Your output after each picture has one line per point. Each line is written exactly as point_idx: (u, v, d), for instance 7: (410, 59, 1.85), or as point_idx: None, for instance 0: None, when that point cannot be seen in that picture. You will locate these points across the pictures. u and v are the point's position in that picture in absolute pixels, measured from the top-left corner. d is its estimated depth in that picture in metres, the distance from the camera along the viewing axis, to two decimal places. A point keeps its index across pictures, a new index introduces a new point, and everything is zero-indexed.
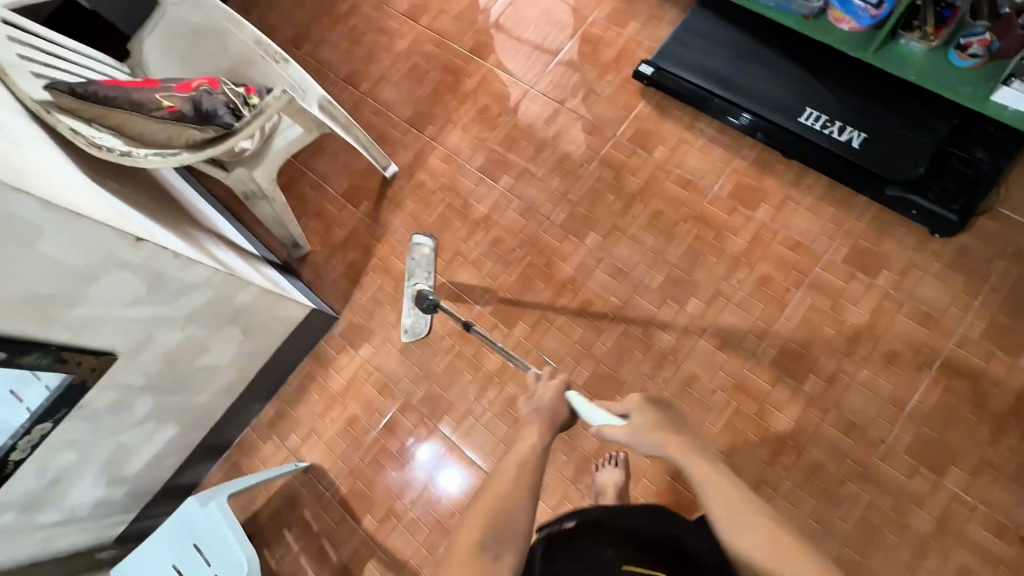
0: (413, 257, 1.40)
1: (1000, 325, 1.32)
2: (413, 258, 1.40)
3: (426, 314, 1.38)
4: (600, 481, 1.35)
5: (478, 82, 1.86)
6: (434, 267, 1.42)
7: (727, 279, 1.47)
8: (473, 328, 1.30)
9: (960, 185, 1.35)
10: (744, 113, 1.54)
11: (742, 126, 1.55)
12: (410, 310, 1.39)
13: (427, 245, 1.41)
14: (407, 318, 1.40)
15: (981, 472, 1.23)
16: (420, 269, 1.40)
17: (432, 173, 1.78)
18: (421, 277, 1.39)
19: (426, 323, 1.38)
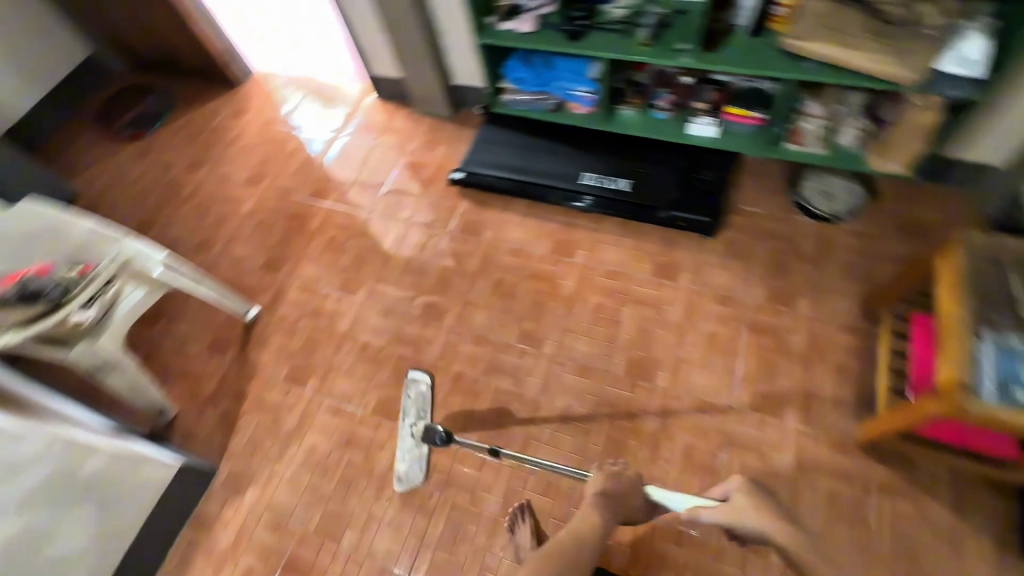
0: (409, 396, 1.45)
1: (777, 286, 1.64)
2: (410, 395, 1.45)
3: (425, 455, 1.43)
4: (517, 539, 1.33)
5: (322, 219, 2.10)
6: (431, 405, 1.45)
7: (570, 315, 1.69)
8: (503, 453, 1.29)
9: (706, 196, 1.75)
10: (585, 197, 1.85)
11: (587, 207, 1.85)
12: (406, 455, 1.44)
13: (428, 382, 1.47)
14: (402, 462, 1.45)
15: (810, 404, 1.45)
16: (416, 407, 1.45)
17: (292, 305, 1.90)
18: (416, 414, 1.43)
19: (421, 468, 1.42)
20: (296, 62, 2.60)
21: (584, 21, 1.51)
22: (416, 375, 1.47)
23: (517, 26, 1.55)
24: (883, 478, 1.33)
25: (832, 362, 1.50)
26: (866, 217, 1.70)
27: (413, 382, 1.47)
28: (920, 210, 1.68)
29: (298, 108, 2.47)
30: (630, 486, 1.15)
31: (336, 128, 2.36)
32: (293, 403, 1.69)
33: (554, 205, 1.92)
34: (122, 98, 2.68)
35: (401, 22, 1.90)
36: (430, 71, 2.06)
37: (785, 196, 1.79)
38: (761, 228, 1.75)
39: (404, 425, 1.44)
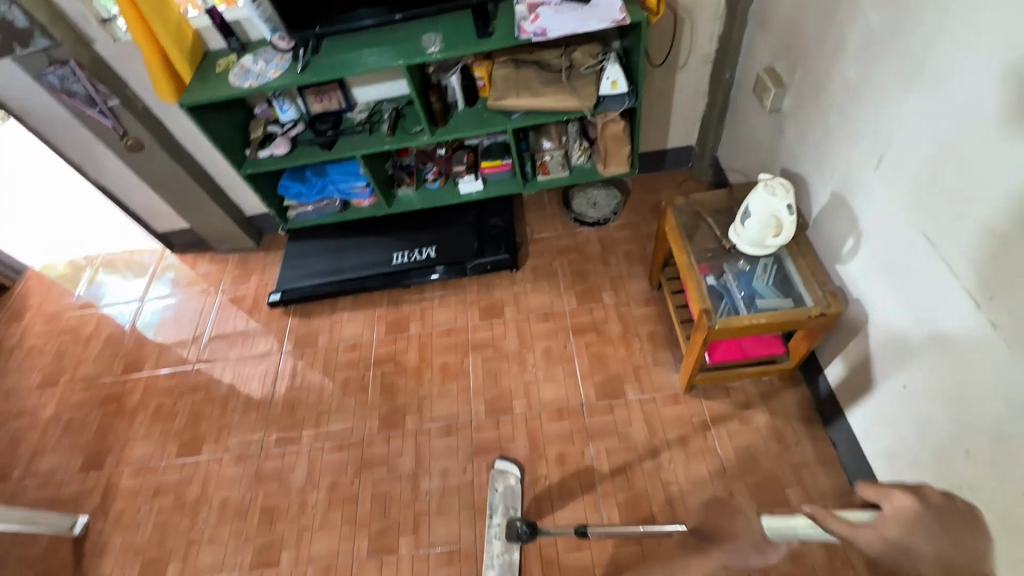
0: (497, 489, 1.48)
1: (583, 289, 1.88)
2: (497, 489, 1.48)
3: (515, 560, 1.37)
4: None
5: (142, 391, 1.94)
6: (518, 500, 1.46)
7: (421, 384, 1.75)
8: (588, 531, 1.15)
9: (502, 237, 1.98)
10: (437, 268, 1.95)
11: (443, 277, 1.95)
12: (497, 558, 1.38)
13: (514, 476, 1.49)
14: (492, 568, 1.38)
15: (639, 374, 1.65)
16: (506, 501, 1.46)
17: (128, 495, 1.69)
18: (505, 509, 1.44)
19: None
20: (75, 245, 2.45)
21: (332, 131, 1.70)
22: (504, 467, 1.51)
23: (273, 149, 1.68)
24: (712, 409, 1.55)
25: (643, 334, 1.73)
26: (628, 211, 2.05)
27: (501, 474, 1.50)
28: (662, 193, 2.07)
29: (90, 288, 2.29)
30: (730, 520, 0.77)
31: (137, 295, 2.22)
32: None
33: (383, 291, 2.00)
34: None
35: (167, 176, 1.92)
36: (216, 212, 2.08)
37: (564, 216, 2.09)
38: (554, 248, 2.01)
39: (490, 522, 1.43)
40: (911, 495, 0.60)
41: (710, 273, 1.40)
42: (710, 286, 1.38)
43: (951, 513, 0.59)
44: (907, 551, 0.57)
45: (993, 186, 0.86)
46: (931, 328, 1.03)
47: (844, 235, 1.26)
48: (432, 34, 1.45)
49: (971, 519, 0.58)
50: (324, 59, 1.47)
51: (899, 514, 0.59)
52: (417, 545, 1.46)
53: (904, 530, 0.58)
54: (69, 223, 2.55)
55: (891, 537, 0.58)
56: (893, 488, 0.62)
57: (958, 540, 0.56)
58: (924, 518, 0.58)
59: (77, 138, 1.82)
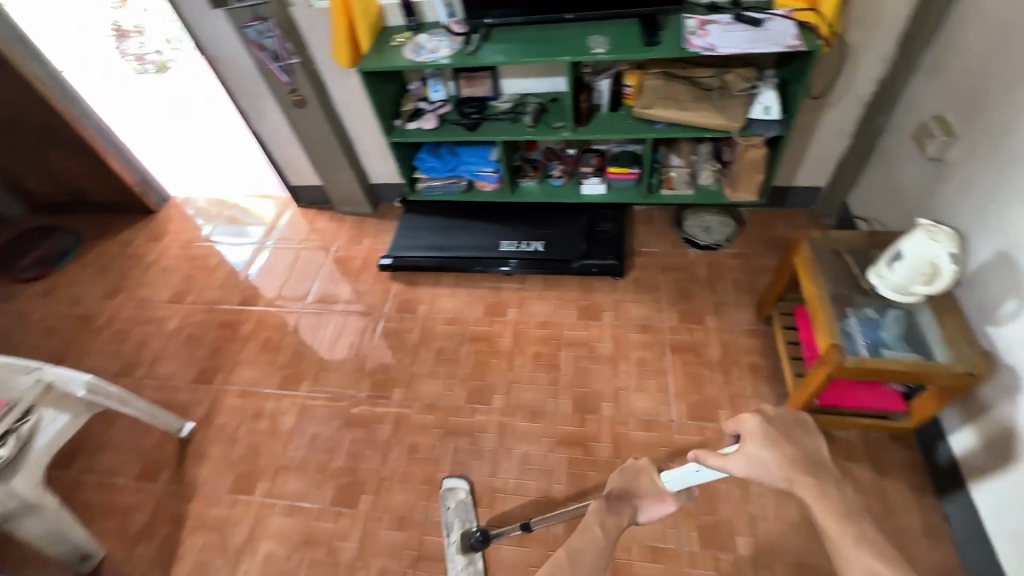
0: (450, 506, 1.50)
1: (685, 309, 1.87)
2: (451, 506, 1.50)
3: (480, 569, 1.39)
4: None
5: (255, 323, 2.10)
6: (472, 515, 1.48)
7: (512, 368, 1.80)
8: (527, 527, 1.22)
9: (611, 244, 2.00)
10: (510, 260, 2.03)
11: (512, 270, 2.03)
12: (465, 568, 1.40)
13: (466, 494, 1.51)
14: None
15: (735, 403, 1.61)
16: (460, 515, 1.47)
17: (231, 411, 1.84)
18: (462, 522, 1.46)
19: None
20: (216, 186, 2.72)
21: (478, 115, 1.80)
22: (454, 485, 1.53)
23: (422, 123, 1.80)
24: None
25: (744, 364, 1.70)
26: (742, 241, 2.02)
27: (452, 493, 1.52)
28: (780, 230, 2.03)
29: (219, 229, 2.52)
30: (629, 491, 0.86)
31: (261, 239, 2.43)
32: (240, 513, 1.60)
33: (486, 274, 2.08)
34: (23, 242, 2.60)
35: (318, 134, 2.10)
36: (349, 175, 2.25)
37: (674, 235, 2.09)
38: (660, 264, 2.01)
39: (450, 539, 1.44)
40: (755, 414, 0.79)
41: (838, 313, 1.34)
42: (839, 325, 1.31)
43: (787, 421, 0.79)
44: (765, 461, 0.75)
45: None
46: None
47: (1002, 297, 1.19)
48: (599, 37, 1.52)
49: (802, 423, 0.79)
50: (492, 46, 1.58)
51: (752, 431, 0.77)
52: (490, 518, 1.48)
53: (760, 443, 0.76)
54: (213, 164, 2.82)
55: (752, 452, 0.76)
56: (744, 415, 0.80)
57: (793, 439, 0.77)
58: (768, 429, 0.77)
59: (252, 88, 2.04)
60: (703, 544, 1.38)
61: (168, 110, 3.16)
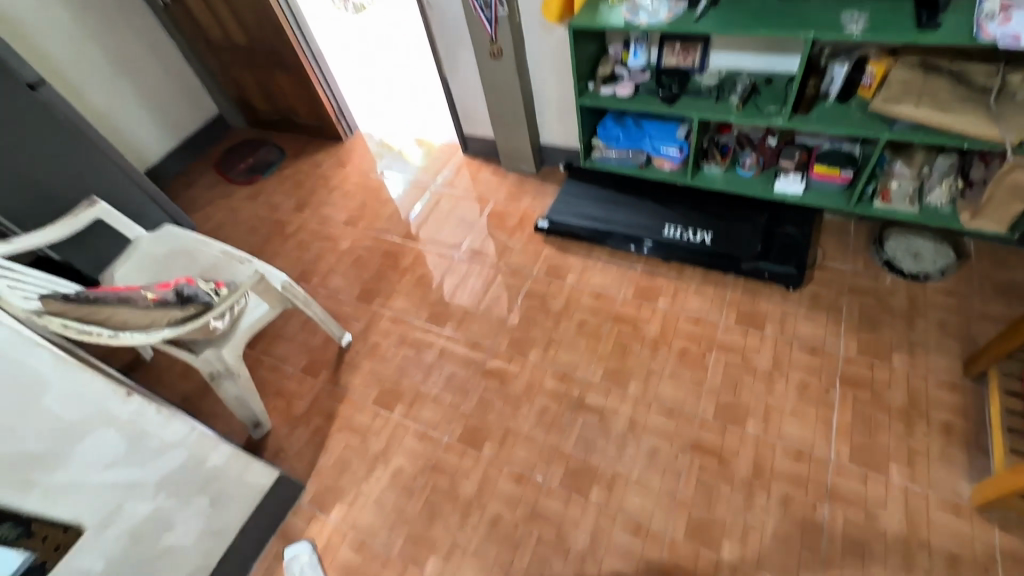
0: (292, 574, 1.47)
1: (868, 340, 1.63)
2: (293, 573, 1.48)
3: None
4: None
5: (413, 258, 2.26)
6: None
7: (654, 357, 1.73)
8: None
9: (791, 250, 1.80)
10: (645, 242, 1.96)
11: (643, 251, 1.97)
12: None
13: (310, 557, 1.50)
14: None
15: (915, 461, 1.39)
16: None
17: (384, 333, 2.02)
18: None
19: None
20: (397, 124, 2.91)
21: (677, 88, 1.68)
22: (293, 551, 1.51)
23: (616, 89, 1.74)
24: (1009, 547, 1.23)
25: (935, 420, 1.45)
26: (961, 277, 1.70)
27: (294, 560, 1.49)
28: (1017, 274, 1.67)
29: (392, 166, 2.71)
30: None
31: (428, 180, 2.57)
32: (380, 425, 1.76)
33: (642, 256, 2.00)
34: (240, 150, 3.05)
35: (504, 88, 2.14)
36: (523, 132, 2.27)
37: (870, 255, 1.82)
38: (846, 284, 1.77)
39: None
40: None
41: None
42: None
43: None
44: None
45: None
46: None
47: None
48: (855, 13, 1.31)
49: None
50: (722, 13, 1.44)
51: None
52: (608, 501, 1.47)
53: None
54: (398, 102, 2.99)
55: None
56: None
57: None
58: None
59: (454, 35, 2.12)
60: None
61: (356, 36, 3.32)
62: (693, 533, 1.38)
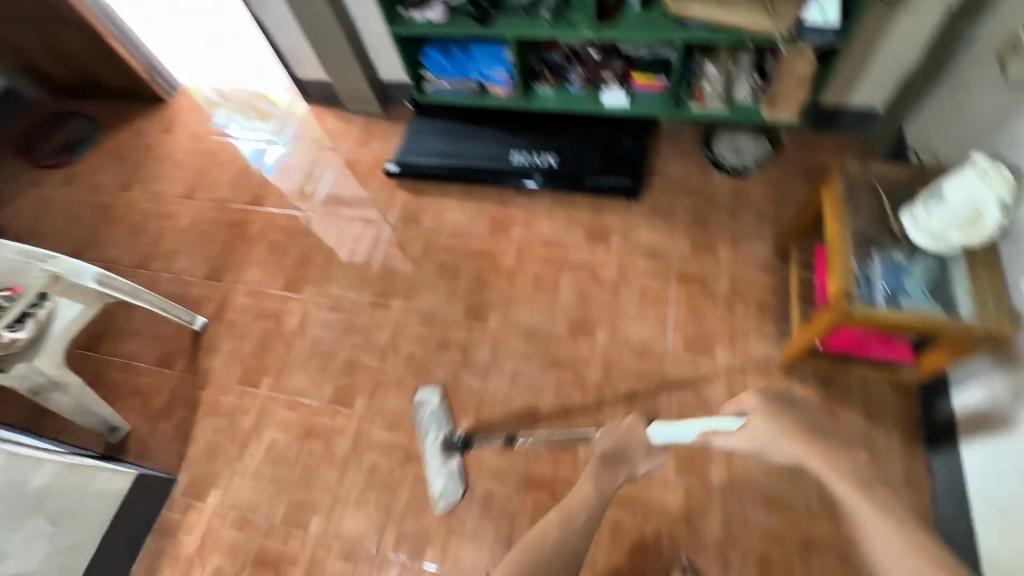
0: (423, 415, 1.58)
1: (699, 238, 1.76)
2: (423, 415, 1.58)
3: (456, 470, 1.48)
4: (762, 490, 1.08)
5: (262, 224, 2.11)
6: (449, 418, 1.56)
7: (511, 287, 1.77)
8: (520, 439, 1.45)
9: (628, 161, 1.86)
10: (535, 175, 1.91)
11: (540, 185, 1.91)
12: (439, 472, 1.48)
13: (437, 399, 1.60)
14: (436, 481, 1.49)
15: (736, 340, 1.56)
16: (426, 420, 1.57)
17: (240, 309, 1.91)
18: (437, 427, 1.54)
19: (457, 482, 1.47)
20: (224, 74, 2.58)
21: (491, 5, 1.59)
22: (425, 392, 1.61)
23: (428, 14, 1.61)
24: (806, 397, 1.45)
25: (751, 300, 1.62)
26: (776, 166, 1.84)
27: (427, 398, 1.60)
28: (820, 157, 1.83)
29: (231, 123, 2.43)
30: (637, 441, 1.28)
31: (270, 135, 2.35)
32: (248, 404, 1.71)
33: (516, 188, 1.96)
34: (44, 127, 2.59)
35: (321, 22, 1.94)
36: (356, 70, 2.10)
37: (701, 155, 1.91)
38: (680, 187, 1.87)
39: (430, 437, 1.54)
40: None
41: (855, 258, 1.21)
42: (853, 272, 1.19)
43: None
44: None
45: None
46: None
47: None
48: None
49: None
50: None
51: None
52: (476, 429, 1.55)
53: None
54: (220, 50, 2.66)
55: None
56: None
57: None
58: None
59: None
60: (678, 472, 1.41)
61: None
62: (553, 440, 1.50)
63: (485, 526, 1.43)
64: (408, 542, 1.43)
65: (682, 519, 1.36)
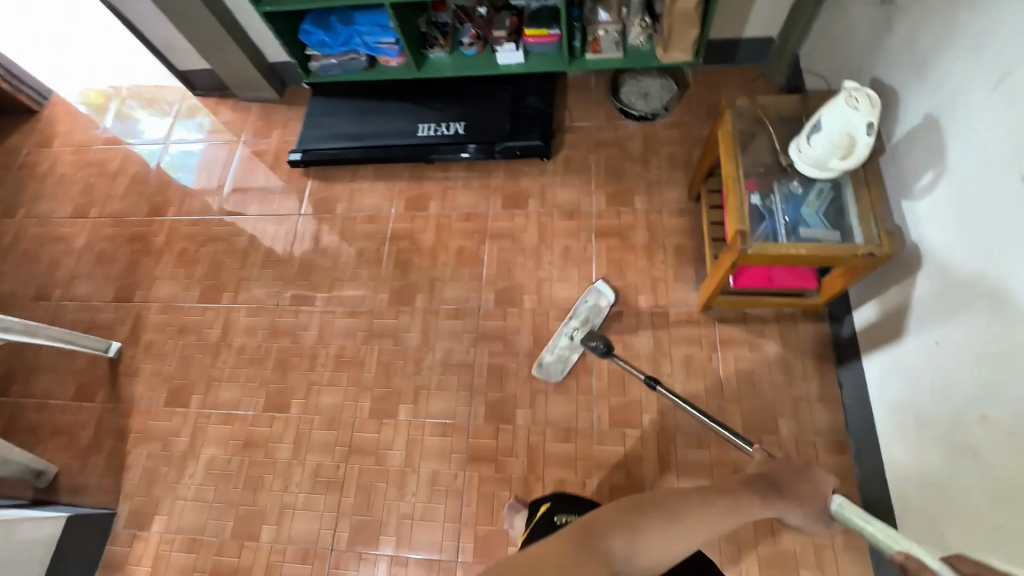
0: (587, 300, 1.57)
1: (614, 190, 1.75)
2: (587, 301, 1.57)
3: (569, 360, 1.52)
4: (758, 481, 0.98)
5: (166, 234, 1.97)
6: (602, 318, 1.56)
7: (434, 266, 1.74)
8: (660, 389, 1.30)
9: (537, 120, 1.80)
10: (469, 145, 1.81)
11: (476, 155, 1.81)
12: (557, 350, 1.53)
13: (609, 301, 1.57)
14: (549, 353, 1.54)
15: (657, 288, 1.59)
16: (582, 306, 1.57)
17: (155, 328, 1.81)
18: (586, 318, 1.55)
19: (562, 369, 1.52)
20: (92, 73, 2.33)
21: None
22: (600, 287, 1.58)
23: None
24: (726, 334, 1.50)
25: (669, 246, 1.64)
26: (683, 107, 1.83)
27: (596, 291, 1.58)
28: (724, 92, 1.83)
29: (122, 122, 2.23)
30: (812, 487, 1.00)
31: (162, 135, 2.17)
32: (178, 425, 1.65)
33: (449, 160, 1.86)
34: None
35: (185, 5, 1.76)
36: (238, 55, 1.93)
37: (609, 104, 1.88)
38: (592, 140, 1.84)
39: (568, 322, 1.55)
40: None
41: (755, 192, 1.25)
42: (753, 206, 1.24)
43: None
44: None
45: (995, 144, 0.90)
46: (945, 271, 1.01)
47: (921, 168, 1.08)
48: None
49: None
50: None
51: None
52: (415, 414, 1.55)
53: None
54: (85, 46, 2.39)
55: None
56: None
57: None
58: None
59: None
60: (613, 424, 1.46)
61: None
62: (491, 413, 1.51)
63: (435, 506, 1.45)
64: (361, 534, 1.44)
65: (621, 467, 1.42)
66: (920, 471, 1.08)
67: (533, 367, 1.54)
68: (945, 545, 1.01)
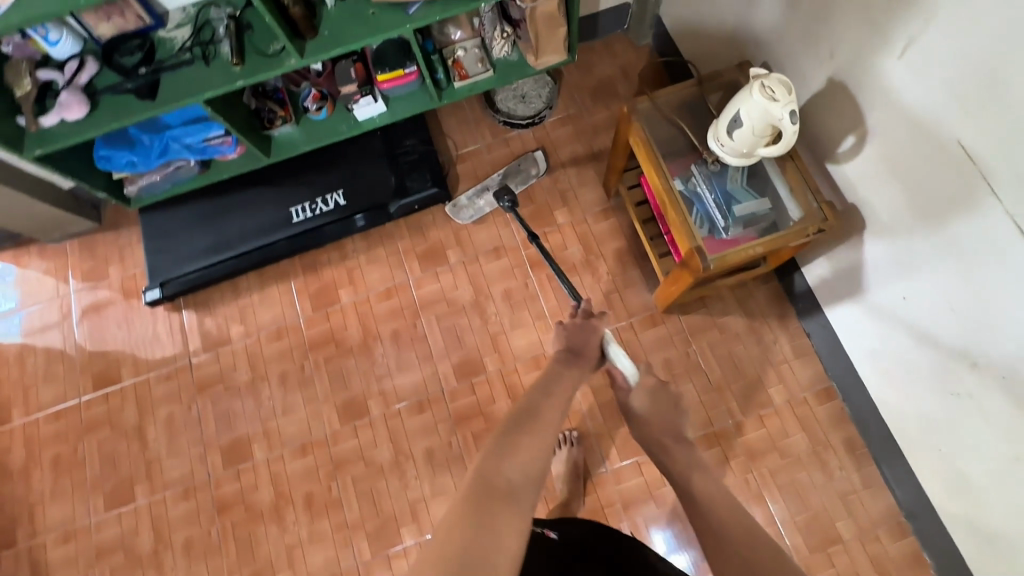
0: (519, 162, 1.63)
1: (531, 212, 1.61)
2: (520, 161, 1.63)
3: (482, 208, 1.61)
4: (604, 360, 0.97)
5: (22, 445, 1.54)
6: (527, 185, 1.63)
7: (374, 362, 1.53)
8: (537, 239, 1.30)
9: (421, 163, 1.59)
10: (358, 216, 1.57)
11: (365, 225, 1.58)
12: (473, 194, 1.61)
13: (539, 174, 1.63)
14: (465, 196, 1.62)
15: (613, 302, 1.52)
16: (514, 169, 1.62)
17: (65, 564, 1.44)
18: (509, 178, 1.62)
19: (472, 214, 1.61)
20: None
21: (146, 67, 1.16)
22: (539, 158, 1.62)
23: (61, 113, 1.13)
24: (693, 325, 1.48)
25: (607, 254, 1.56)
26: (565, 99, 1.70)
27: (533, 160, 1.63)
28: (599, 71, 1.71)
29: None
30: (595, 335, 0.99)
31: None
32: None
33: (347, 235, 1.60)
34: None
35: None
36: (13, 196, 1.46)
37: (490, 118, 1.70)
38: (487, 164, 1.66)
39: (492, 176, 1.63)
40: None
41: (677, 178, 1.21)
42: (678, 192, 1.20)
43: None
44: None
45: (917, 113, 0.92)
46: (897, 232, 1.04)
47: (841, 132, 1.08)
48: None
49: None
50: None
51: None
52: (421, 532, 1.40)
53: None
54: None
55: None
56: None
57: None
58: None
59: None
60: (624, 457, 1.41)
61: None
62: None
63: None
64: None
65: (649, 498, 1.38)
66: (916, 410, 1.17)
67: (447, 203, 1.62)
68: (963, 475, 1.10)
